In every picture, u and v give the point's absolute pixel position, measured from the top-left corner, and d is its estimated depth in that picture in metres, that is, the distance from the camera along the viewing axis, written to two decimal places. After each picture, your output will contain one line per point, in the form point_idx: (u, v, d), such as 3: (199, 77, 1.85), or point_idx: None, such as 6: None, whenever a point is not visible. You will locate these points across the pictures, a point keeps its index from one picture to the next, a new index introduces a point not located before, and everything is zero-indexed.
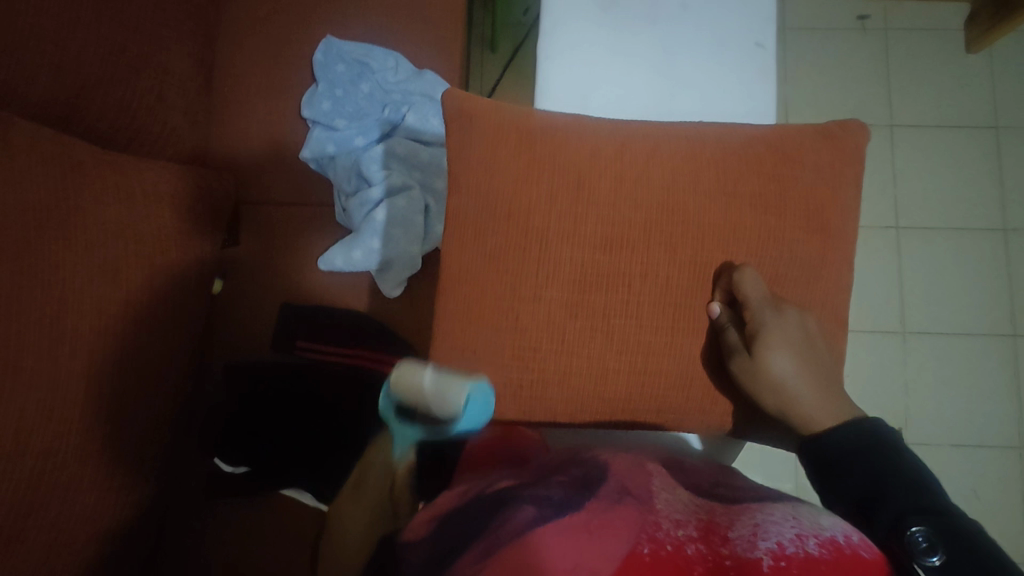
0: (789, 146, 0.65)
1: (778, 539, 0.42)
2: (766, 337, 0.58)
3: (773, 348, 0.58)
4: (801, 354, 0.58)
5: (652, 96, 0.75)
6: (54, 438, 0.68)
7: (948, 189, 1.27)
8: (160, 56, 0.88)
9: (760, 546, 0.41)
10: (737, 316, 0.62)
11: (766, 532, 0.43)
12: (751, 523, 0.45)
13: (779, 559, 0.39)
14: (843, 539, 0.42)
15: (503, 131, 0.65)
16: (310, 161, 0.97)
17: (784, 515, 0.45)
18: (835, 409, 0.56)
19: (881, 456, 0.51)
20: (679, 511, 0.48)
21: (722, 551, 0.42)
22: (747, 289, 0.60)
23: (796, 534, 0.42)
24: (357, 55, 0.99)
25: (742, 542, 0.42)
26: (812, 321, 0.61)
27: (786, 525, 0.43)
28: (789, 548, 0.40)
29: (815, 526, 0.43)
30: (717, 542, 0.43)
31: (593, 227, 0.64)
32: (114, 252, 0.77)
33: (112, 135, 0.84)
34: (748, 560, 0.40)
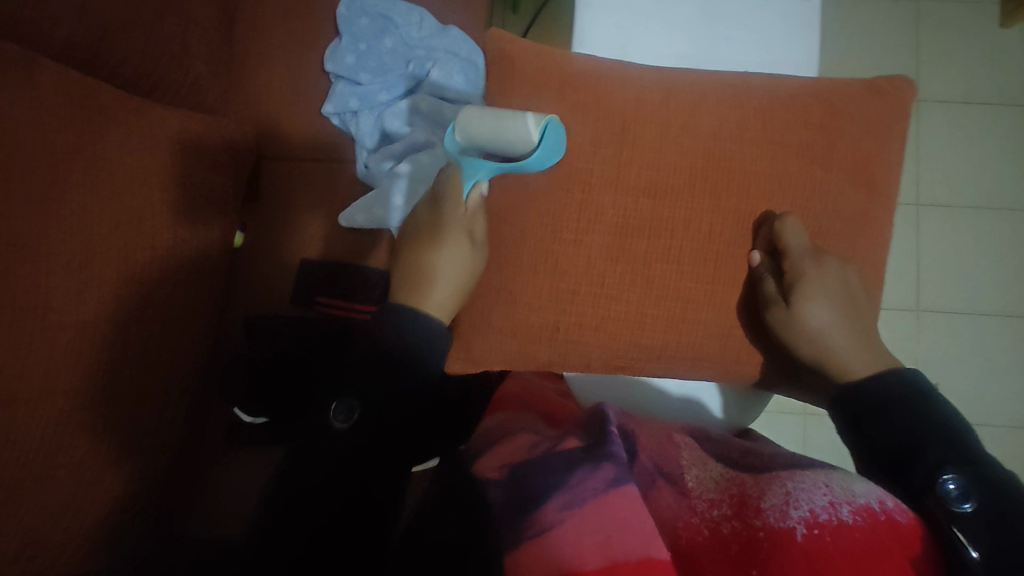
0: (833, 101, 0.64)
1: (810, 507, 0.42)
2: (803, 288, 0.59)
3: (810, 299, 0.58)
4: (837, 305, 0.59)
5: (692, 49, 0.74)
6: (83, 378, 0.69)
7: (975, 165, 1.25)
8: (184, 2, 0.87)
9: (793, 515, 0.41)
10: (775, 265, 0.62)
11: (797, 500, 0.43)
12: (782, 491, 0.44)
13: (812, 528, 0.40)
14: (878, 505, 0.41)
15: (545, 76, 0.64)
16: (333, 116, 0.97)
17: (815, 482, 0.45)
18: (868, 358, 0.57)
19: (913, 408, 0.51)
20: (711, 489, 0.49)
21: (756, 522, 0.42)
22: (790, 237, 0.60)
23: (829, 502, 0.42)
24: (381, 8, 0.96)
25: (775, 512, 0.42)
26: (850, 274, 0.61)
27: (817, 493, 0.43)
28: (821, 516, 0.40)
29: (847, 492, 0.43)
30: (750, 514, 0.43)
31: (635, 177, 0.63)
32: (139, 199, 0.77)
33: (135, 81, 0.83)
34: (780, 530, 0.40)
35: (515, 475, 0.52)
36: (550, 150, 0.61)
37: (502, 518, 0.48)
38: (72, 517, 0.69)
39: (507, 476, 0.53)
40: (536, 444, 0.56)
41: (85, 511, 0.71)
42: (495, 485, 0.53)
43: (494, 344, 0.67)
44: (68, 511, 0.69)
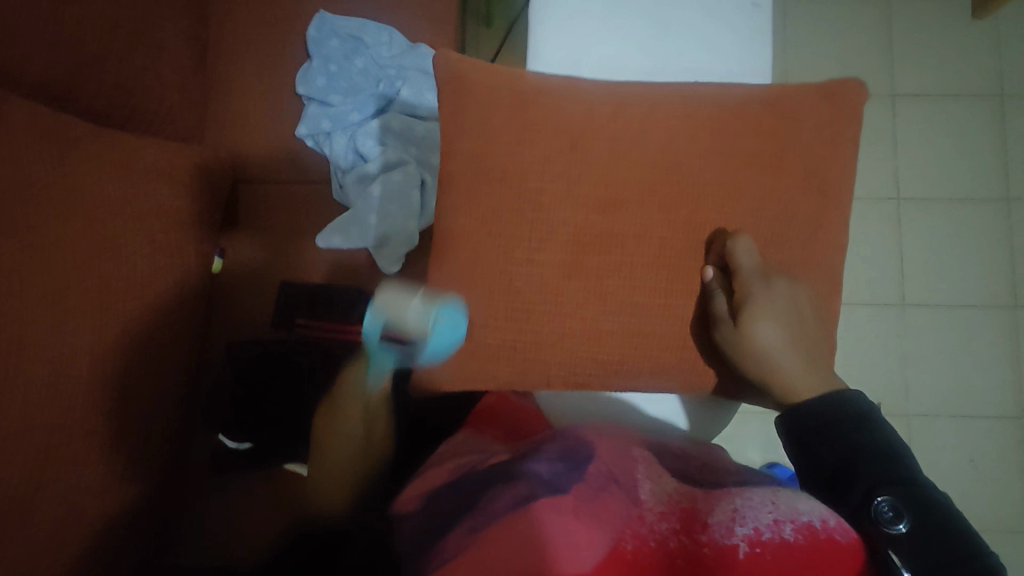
0: (783, 108, 0.64)
1: (755, 525, 0.43)
2: (750, 309, 0.58)
3: (758, 319, 0.58)
4: (781, 323, 0.58)
5: (647, 61, 0.74)
6: (64, 412, 0.69)
7: (951, 159, 1.26)
8: (155, 33, 0.88)
9: (737, 532, 0.43)
10: (723, 279, 0.62)
11: (744, 517, 0.44)
12: (730, 508, 0.46)
13: (755, 546, 0.42)
14: (820, 524, 0.43)
15: (500, 95, 0.65)
16: (307, 138, 0.97)
17: (763, 499, 0.46)
18: (813, 378, 0.57)
19: (852, 428, 0.53)
20: (661, 501, 0.49)
21: (701, 537, 0.44)
22: (741, 255, 0.60)
23: (773, 520, 0.43)
24: (352, 30, 0.97)
25: (720, 529, 0.44)
26: (796, 289, 0.61)
27: (763, 510, 0.45)
28: (765, 534, 0.42)
29: (793, 510, 0.44)
30: (697, 530, 0.45)
31: (588, 190, 0.63)
32: (114, 228, 0.77)
33: (110, 113, 0.84)
34: (725, 548, 0.42)
35: (458, 496, 0.52)
36: (439, 348, 0.65)
37: (444, 538, 0.47)
38: (58, 549, 0.69)
39: (448, 502, 0.52)
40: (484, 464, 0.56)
41: (71, 543, 0.70)
42: (441, 506, 0.52)
43: (454, 366, 0.66)
44: (52, 545, 0.68)
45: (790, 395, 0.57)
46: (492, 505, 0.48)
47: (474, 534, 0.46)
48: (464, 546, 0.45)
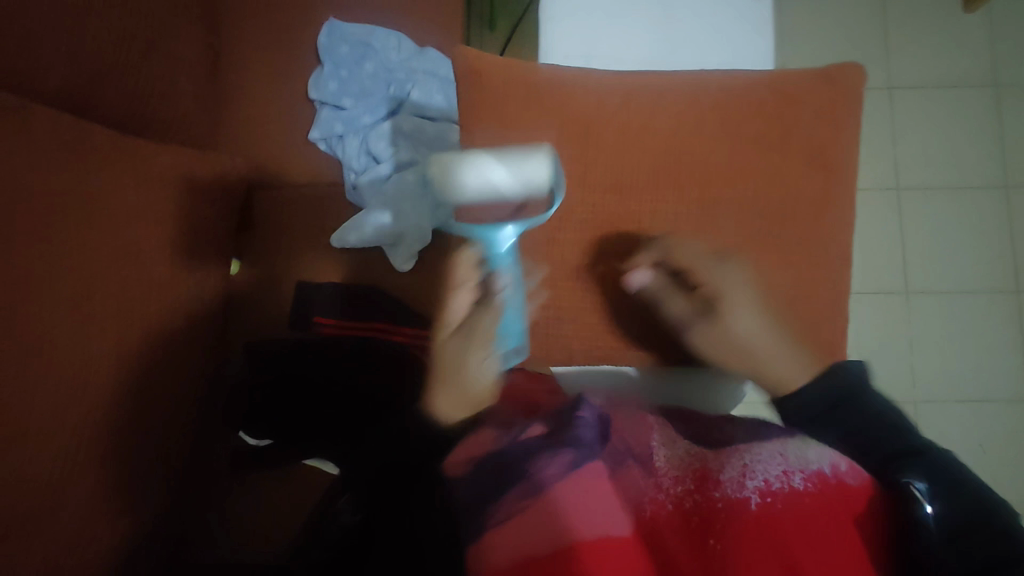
0: (788, 92, 0.66)
1: (765, 477, 0.44)
2: (723, 296, 0.59)
3: (732, 310, 0.59)
4: (758, 308, 0.59)
5: (653, 54, 0.77)
6: (91, 411, 0.71)
7: (951, 147, 1.28)
8: (171, 43, 0.91)
9: (748, 486, 0.44)
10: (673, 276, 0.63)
11: (753, 471, 0.45)
12: (739, 463, 0.46)
13: (766, 496, 0.43)
14: (830, 471, 0.45)
15: (513, 87, 0.67)
16: (320, 142, 1.00)
17: (771, 453, 0.47)
18: (801, 362, 0.57)
19: (859, 403, 0.54)
20: (677, 467, 0.50)
21: (714, 494, 0.45)
22: (684, 252, 0.62)
23: (783, 470, 0.45)
24: (360, 35, 1.00)
25: (731, 483, 0.45)
26: (762, 278, 0.64)
27: (772, 462, 0.46)
28: (775, 484, 0.44)
29: (801, 460, 0.46)
30: (710, 487, 0.46)
31: (600, 177, 0.66)
32: (135, 234, 0.79)
33: (128, 121, 0.86)
34: (738, 501, 0.44)
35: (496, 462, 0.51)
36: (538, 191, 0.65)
37: (493, 509, 0.48)
38: (83, 547, 0.70)
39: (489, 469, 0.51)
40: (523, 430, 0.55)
41: (97, 541, 0.72)
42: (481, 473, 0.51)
43: None
44: (78, 542, 0.70)
45: (783, 381, 0.56)
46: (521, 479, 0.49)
47: (526, 499, 0.47)
48: (513, 514, 0.46)
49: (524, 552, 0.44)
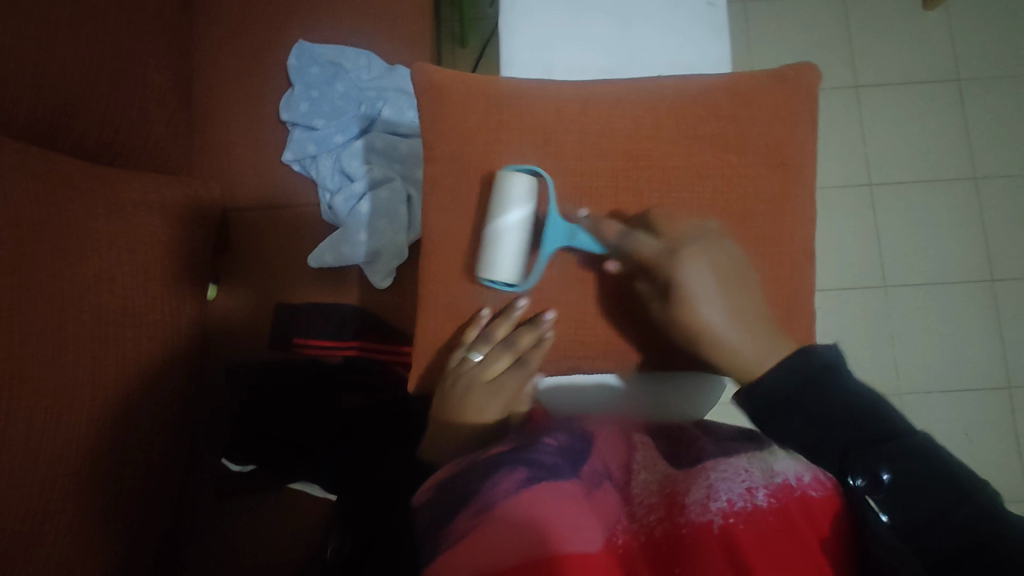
0: (744, 94, 0.67)
1: (728, 496, 0.46)
2: (686, 292, 0.57)
3: (697, 305, 0.57)
4: (725, 296, 0.57)
5: (614, 62, 0.78)
6: (65, 441, 0.69)
7: (917, 141, 1.30)
8: (140, 70, 0.91)
9: (713, 507, 0.45)
10: (628, 261, 0.62)
11: (717, 492, 0.46)
12: (705, 485, 0.48)
13: (729, 517, 0.44)
14: (795, 482, 0.47)
15: (474, 100, 0.68)
16: (293, 163, 1.00)
17: (737, 470, 0.49)
18: (771, 346, 0.56)
19: (827, 388, 0.52)
20: (652, 492, 0.51)
21: (680, 520, 0.45)
22: (646, 252, 0.60)
23: (745, 488, 0.46)
24: (330, 56, 1.00)
25: (696, 507, 0.46)
26: (724, 244, 0.60)
27: (736, 481, 0.47)
28: (737, 504, 0.45)
29: (768, 472, 0.49)
30: (676, 512, 0.46)
31: (564, 183, 0.67)
32: (109, 261, 0.78)
33: (97, 151, 0.87)
34: (701, 524, 0.44)
35: (454, 489, 0.51)
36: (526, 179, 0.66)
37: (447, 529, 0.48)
38: None
39: (449, 493, 0.51)
40: (484, 452, 0.55)
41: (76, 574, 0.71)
42: (442, 496, 0.51)
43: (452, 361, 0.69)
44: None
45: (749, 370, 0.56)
46: (487, 493, 0.48)
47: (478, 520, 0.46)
48: (467, 533, 0.46)
49: (488, 561, 0.43)
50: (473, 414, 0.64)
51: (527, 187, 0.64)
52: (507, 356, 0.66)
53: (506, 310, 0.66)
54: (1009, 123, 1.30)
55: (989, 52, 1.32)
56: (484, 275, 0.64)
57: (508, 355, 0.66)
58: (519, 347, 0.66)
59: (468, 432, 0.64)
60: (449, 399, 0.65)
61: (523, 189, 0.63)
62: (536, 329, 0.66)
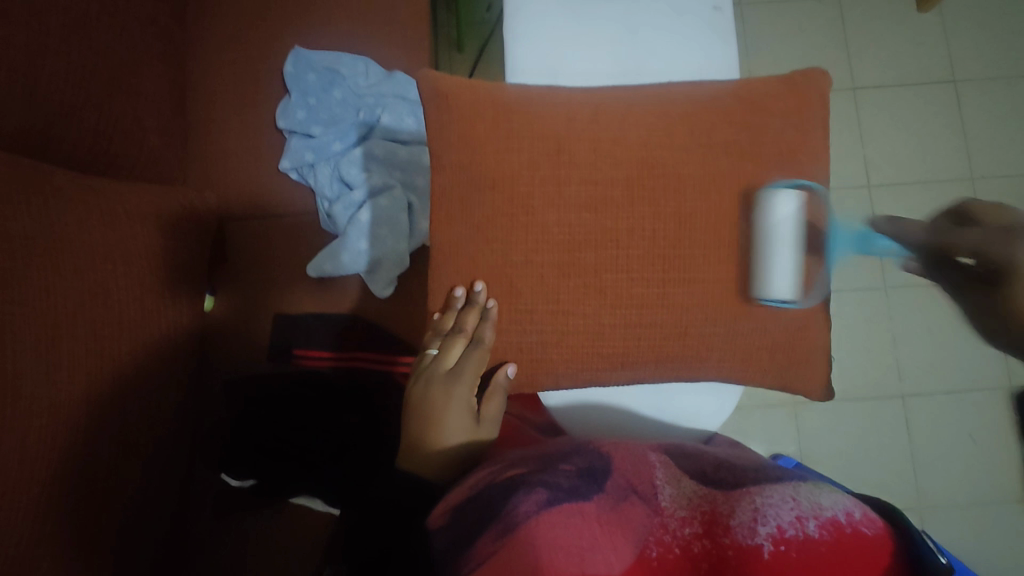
0: (754, 99, 0.67)
1: (776, 522, 0.48)
2: (1012, 275, 0.55)
3: (1019, 289, 0.54)
4: (1017, 284, 0.54)
5: (620, 68, 0.77)
6: (59, 461, 0.67)
7: (916, 143, 1.30)
8: (133, 79, 0.89)
9: (760, 532, 0.48)
10: (939, 255, 0.61)
11: (765, 517, 0.49)
12: (751, 508, 0.50)
13: (779, 544, 0.47)
14: (844, 518, 0.48)
15: (482, 107, 0.66)
16: (291, 172, 0.98)
17: (782, 497, 0.51)
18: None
19: None
20: (683, 506, 0.53)
21: (724, 540, 0.48)
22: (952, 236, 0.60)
23: (796, 517, 0.48)
24: (327, 62, 0.99)
25: (743, 529, 0.48)
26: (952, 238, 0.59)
27: (785, 508, 0.50)
28: (788, 531, 0.47)
29: (815, 506, 0.50)
30: (719, 532, 0.49)
31: (576, 192, 0.65)
32: (104, 275, 0.76)
33: (92, 161, 0.84)
34: (749, 546, 0.47)
35: (475, 511, 0.52)
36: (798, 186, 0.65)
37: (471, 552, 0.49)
38: None
39: (469, 514, 0.53)
40: (503, 472, 0.56)
41: None
42: (462, 516, 0.53)
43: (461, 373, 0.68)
44: None
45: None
46: (506, 516, 0.50)
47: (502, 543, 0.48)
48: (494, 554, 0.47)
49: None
50: (446, 413, 0.65)
51: (800, 202, 0.62)
52: (461, 344, 0.66)
53: (448, 304, 0.67)
54: (1008, 123, 1.30)
55: (986, 54, 1.33)
56: (761, 292, 0.63)
57: (460, 341, 0.66)
58: (467, 331, 0.66)
59: (447, 431, 0.64)
60: (422, 414, 0.65)
61: (793, 208, 0.62)
62: (476, 307, 0.66)
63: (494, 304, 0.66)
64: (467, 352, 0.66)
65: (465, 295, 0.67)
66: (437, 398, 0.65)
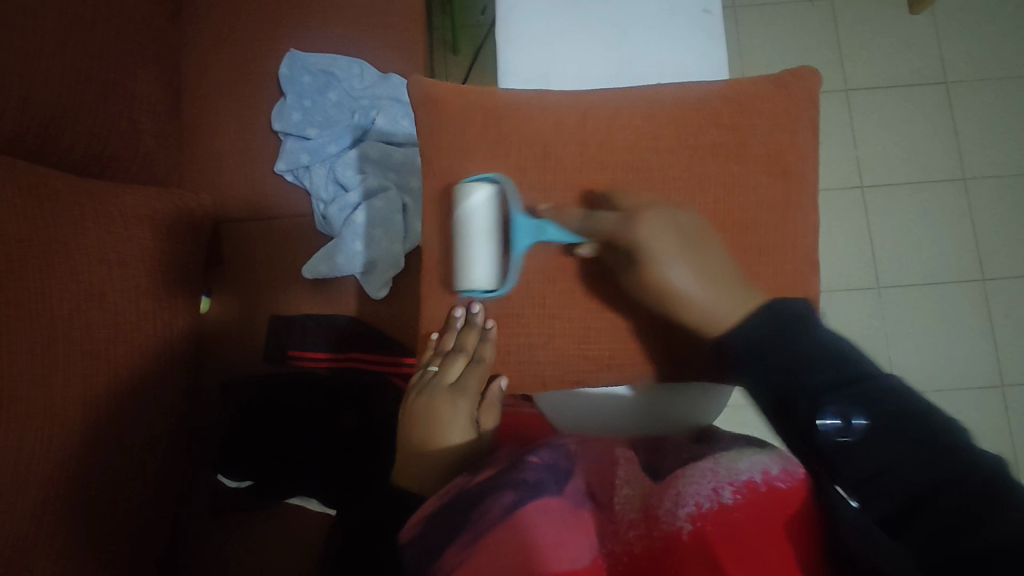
0: (743, 102, 0.67)
1: (696, 500, 0.45)
2: (653, 252, 0.58)
3: (667, 263, 0.58)
4: (689, 256, 0.58)
5: (611, 70, 0.78)
6: (55, 462, 0.68)
7: (907, 143, 1.31)
8: (128, 82, 0.90)
9: (683, 512, 0.45)
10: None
11: (685, 496, 0.46)
12: (675, 492, 0.47)
13: (698, 520, 0.44)
14: (760, 479, 0.47)
15: (473, 112, 0.67)
16: (286, 173, 0.98)
17: (704, 472, 0.49)
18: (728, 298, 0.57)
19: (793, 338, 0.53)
20: (634, 507, 0.49)
21: (655, 531, 0.45)
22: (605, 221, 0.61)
23: (713, 489, 0.46)
24: (322, 64, 0.99)
25: (667, 515, 0.45)
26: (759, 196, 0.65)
27: (704, 482, 0.47)
28: (706, 505, 0.45)
29: (732, 474, 0.48)
30: (652, 522, 0.45)
31: (565, 197, 0.67)
32: (99, 277, 0.76)
33: (86, 162, 0.85)
34: (672, 531, 0.44)
35: (451, 519, 0.51)
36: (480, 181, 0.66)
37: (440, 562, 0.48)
38: None
39: (444, 522, 0.51)
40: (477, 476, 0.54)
41: None
42: (437, 526, 0.51)
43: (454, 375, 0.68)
44: None
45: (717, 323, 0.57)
46: (476, 522, 0.48)
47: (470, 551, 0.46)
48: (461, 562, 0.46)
49: None
50: (449, 419, 0.62)
51: (491, 200, 0.65)
52: (461, 360, 0.66)
53: (448, 325, 0.68)
54: (997, 124, 1.31)
55: (976, 55, 1.34)
56: (461, 285, 0.66)
57: (461, 358, 0.66)
58: (468, 349, 0.67)
59: (449, 437, 0.61)
60: (422, 423, 0.62)
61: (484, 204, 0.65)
62: (476, 327, 0.67)
63: (493, 324, 0.68)
64: (467, 367, 0.66)
65: (464, 316, 0.68)
66: (439, 407, 0.63)
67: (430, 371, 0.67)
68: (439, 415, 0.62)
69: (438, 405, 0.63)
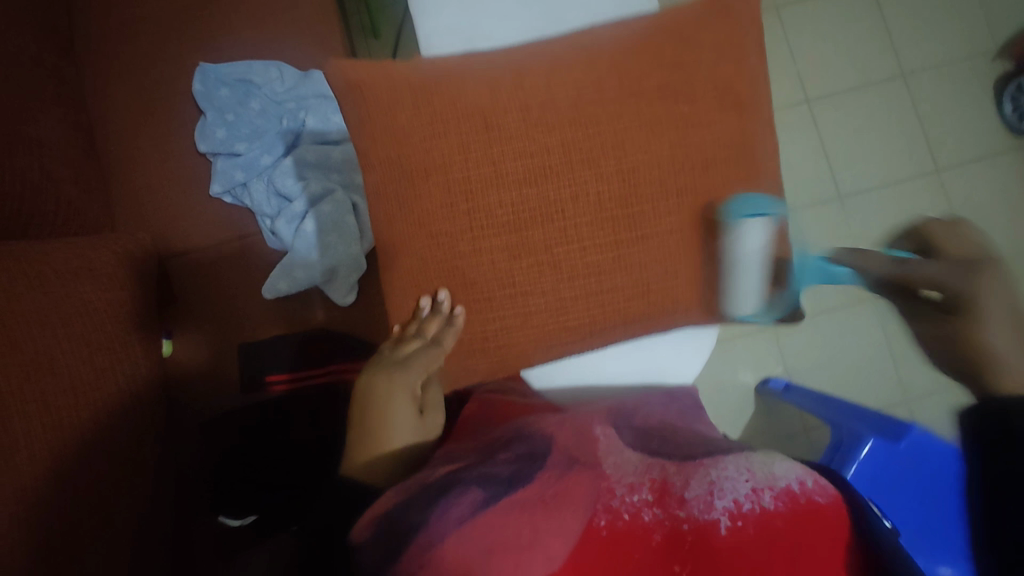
0: (679, 33, 0.65)
1: (732, 496, 0.49)
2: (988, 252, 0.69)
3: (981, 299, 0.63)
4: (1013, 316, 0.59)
5: (533, 24, 0.78)
6: (40, 546, 0.64)
7: (845, 49, 1.31)
8: (31, 130, 0.83)
9: (717, 506, 0.48)
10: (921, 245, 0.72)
11: (721, 489, 0.49)
12: (706, 480, 0.51)
13: (736, 519, 0.47)
14: (798, 487, 0.49)
15: (402, 94, 0.64)
16: (224, 195, 0.93)
17: (737, 469, 0.52)
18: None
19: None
20: (632, 474, 0.53)
21: (680, 513, 0.49)
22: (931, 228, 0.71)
23: (752, 488, 0.49)
24: (237, 73, 0.93)
25: (698, 504, 0.49)
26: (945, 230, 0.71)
27: (740, 479, 0.50)
28: (744, 505, 0.48)
29: (770, 476, 0.50)
30: (673, 503, 0.50)
31: (513, 167, 0.63)
32: (44, 341, 0.71)
33: (5, 227, 0.79)
34: (706, 521, 0.48)
35: (407, 517, 0.49)
36: (707, 106, 0.64)
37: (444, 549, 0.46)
38: None
39: (398, 523, 0.49)
40: (434, 473, 0.54)
41: None
42: (391, 529, 0.49)
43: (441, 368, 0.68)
44: None
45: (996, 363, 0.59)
46: (432, 523, 0.48)
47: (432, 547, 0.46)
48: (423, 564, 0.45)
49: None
50: (386, 399, 0.62)
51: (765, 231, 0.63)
52: (417, 344, 0.65)
53: (414, 314, 0.67)
54: None
55: None
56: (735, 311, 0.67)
57: (416, 344, 0.65)
58: (427, 335, 0.65)
59: (387, 408, 0.61)
60: (365, 410, 0.62)
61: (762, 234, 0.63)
62: (440, 315, 0.65)
63: (460, 311, 0.65)
64: (422, 350, 0.65)
65: (431, 305, 0.66)
66: (380, 394, 0.62)
67: (384, 353, 0.67)
68: (383, 400, 0.62)
69: (381, 391, 0.62)
